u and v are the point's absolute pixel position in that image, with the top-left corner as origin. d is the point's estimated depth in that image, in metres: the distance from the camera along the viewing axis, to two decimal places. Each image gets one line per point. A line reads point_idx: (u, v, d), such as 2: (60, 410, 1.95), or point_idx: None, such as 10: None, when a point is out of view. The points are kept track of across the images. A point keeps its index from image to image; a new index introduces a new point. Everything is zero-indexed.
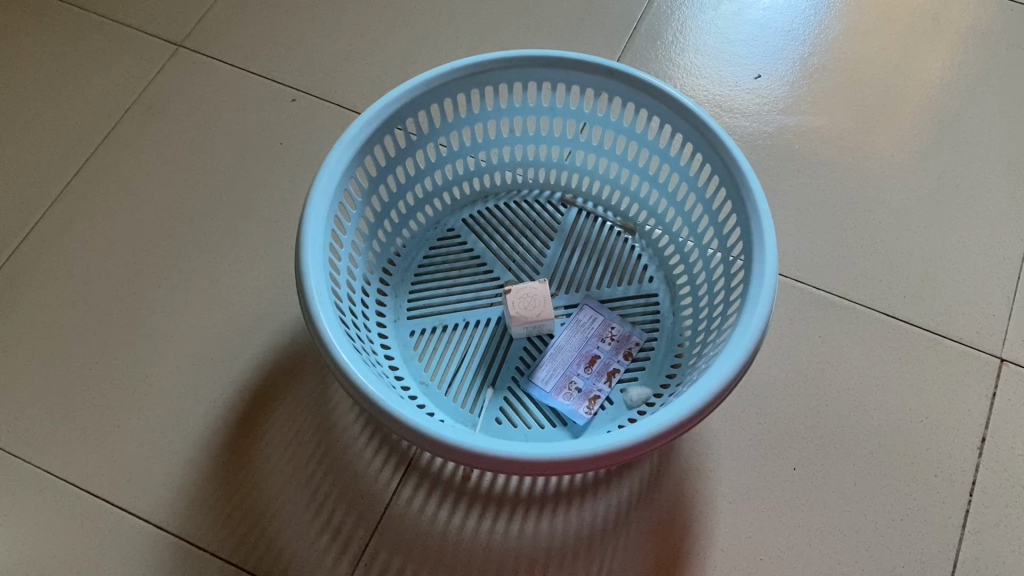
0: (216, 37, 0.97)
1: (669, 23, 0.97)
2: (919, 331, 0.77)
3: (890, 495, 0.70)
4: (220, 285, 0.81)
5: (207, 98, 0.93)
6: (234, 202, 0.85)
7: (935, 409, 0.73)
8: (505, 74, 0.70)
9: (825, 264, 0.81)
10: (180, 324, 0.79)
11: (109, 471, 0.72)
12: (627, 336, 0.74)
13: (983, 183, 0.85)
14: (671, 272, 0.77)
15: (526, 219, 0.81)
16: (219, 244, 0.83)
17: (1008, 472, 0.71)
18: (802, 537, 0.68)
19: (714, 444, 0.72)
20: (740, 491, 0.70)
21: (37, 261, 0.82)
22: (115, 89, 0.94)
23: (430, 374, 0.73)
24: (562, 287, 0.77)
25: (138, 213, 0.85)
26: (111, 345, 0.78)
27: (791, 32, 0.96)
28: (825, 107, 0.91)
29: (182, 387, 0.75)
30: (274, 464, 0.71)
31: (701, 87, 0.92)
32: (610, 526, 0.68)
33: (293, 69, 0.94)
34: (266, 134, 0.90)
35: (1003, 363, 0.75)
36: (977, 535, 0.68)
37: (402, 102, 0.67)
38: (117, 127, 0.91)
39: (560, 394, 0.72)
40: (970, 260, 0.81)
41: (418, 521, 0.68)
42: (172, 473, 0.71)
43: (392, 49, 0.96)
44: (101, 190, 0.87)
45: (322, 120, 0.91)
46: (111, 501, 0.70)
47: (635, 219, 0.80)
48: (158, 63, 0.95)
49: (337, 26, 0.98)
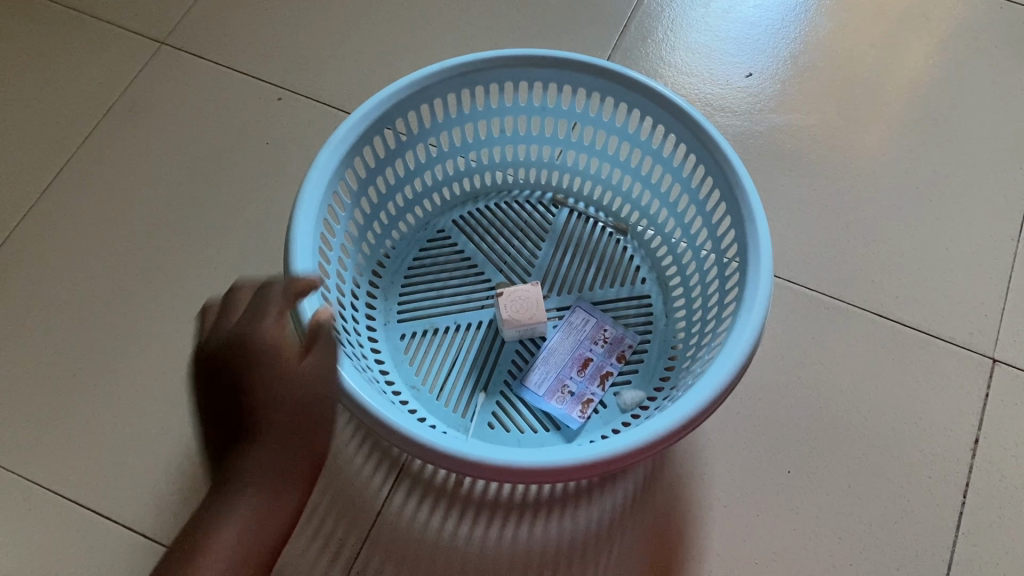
0: (200, 35, 0.95)
1: (659, 21, 0.96)
2: (912, 332, 0.76)
3: (884, 497, 0.70)
4: (206, 288, 0.79)
5: (190, 97, 0.91)
6: (220, 204, 0.84)
7: (929, 410, 0.73)
8: (496, 73, 0.70)
9: (818, 265, 0.80)
10: (166, 327, 0.77)
11: (95, 480, 0.70)
12: (619, 338, 0.74)
13: (974, 183, 0.85)
14: (664, 274, 0.77)
15: (517, 220, 0.80)
16: (203, 246, 0.81)
17: (1001, 473, 0.70)
18: (797, 540, 0.68)
19: (708, 448, 0.71)
20: (735, 495, 0.69)
21: (19, 264, 0.81)
22: (97, 87, 0.92)
23: (420, 379, 0.72)
24: (554, 288, 0.77)
25: (123, 216, 0.84)
26: (96, 352, 0.76)
27: (781, 30, 0.95)
28: (817, 105, 0.90)
29: (168, 393, 0.74)
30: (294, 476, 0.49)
31: (691, 85, 0.91)
32: (604, 530, 0.67)
33: (280, 67, 0.93)
34: (251, 135, 0.88)
35: (996, 363, 0.75)
36: (971, 537, 0.68)
37: (391, 102, 0.66)
38: (99, 127, 0.89)
39: (553, 397, 0.71)
40: (962, 260, 0.80)
41: (410, 528, 0.68)
42: (159, 482, 0.70)
43: (379, 47, 0.94)
44: (85, 193, 0.85)
45: (309, 119, 0.89)
46: (97, 512, 0.69)
47: (627, 219, 0.80)
48: (140, 61, 0.93)
49: (322, 23, 0.96)
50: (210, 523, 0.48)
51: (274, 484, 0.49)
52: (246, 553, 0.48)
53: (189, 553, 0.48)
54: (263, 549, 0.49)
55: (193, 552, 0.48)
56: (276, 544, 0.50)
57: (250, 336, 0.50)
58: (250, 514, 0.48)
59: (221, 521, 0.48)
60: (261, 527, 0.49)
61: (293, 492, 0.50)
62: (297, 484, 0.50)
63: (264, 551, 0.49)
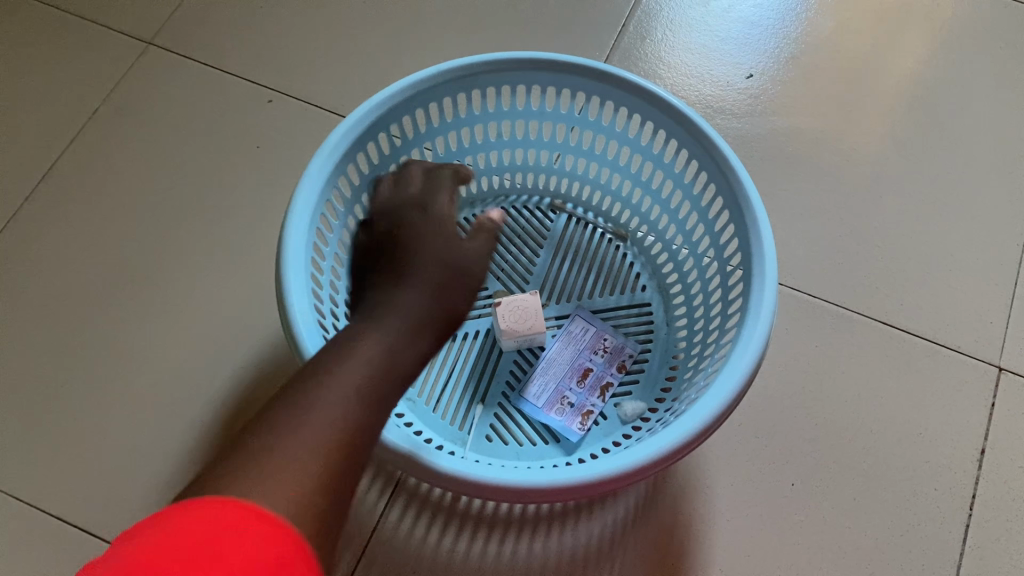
0: (188, 34, 0.93)
1: (658, 20, 0.94)
2: (917, 340, 0.75)
3: (890, 510, 0.68)
4: (196, 297, 0.77)
5: (179, 98, 0.89)
6: (210, 210, 0.82)
7: (934, 421, 0.72)
8: (493, 77, 0.68)
9: (821, 272, 0.79)
10: (155, 337, 0.75)
11: (83, 496, 0.68)
12: (619, 348, 0.72)
13: (979, 187, 0.83)
14: (664, 281, 0.75)
15: (514, 225, 0.78)
16: (193, 253, 0.79)
17: (1009, 485, 0.69)
18: (801, 554, 0.66)
19: (710, 461, 0.70)
20: (739, 509, 0.68)
21: (3, 272, 0.78)
22: (83, 89, 0.89)
23: (416, 391, 0.69)
24: (553, 296, 0.75)
25: (110, 222, 0.81)
26: (83, 363, 0.74)
27: (782, 29, 0.94)
28: (819, 107, 0.89)
29: (158, 406, 0.72)
30: (384, 368, 0.43)
31: (691, 87, 0.90)
32: (605, 546, 0.66)
33: (270, 68, 0.91)
34: (241, 138, 0.86)
35: (1002, 372, 0.74)
36: (979, 551, 0.67)
37: (385, 107, 0.64)
38: (84, 130, 0.87)
39: (552, 409, 0.69)
40: (967, 266, 0.79)
41: (407, 545, 0.66)
42: (149, 498, 0.68)
43: (372, 47, 0.92)
44: (71, 198, 0.83)
45: (300, 121, 0.87)
46: (85, 529, 0.67)
47: (627, 225, 0.78)
48: (127, 62, 0.91)
49: (314, 23, 0.94)
50: (317, 367, 0.41)
51: (405, 336, 0.46)
52: (322, 473, 0.36)
53: (238, 469, 0.34)
54: (335, 482, 0.36)
55: (258, 452, 0.35)
56: (361, 417, 0.39)
57: (429, 223, 0.56)
58: (336, 417, 0.38)
59: (391, 301, 0.49)
60: (334, 390, 0.39)
61: (417, 347, 0.47)
62: (429, 323, 0.48)
63: (332, 459, 0.36)
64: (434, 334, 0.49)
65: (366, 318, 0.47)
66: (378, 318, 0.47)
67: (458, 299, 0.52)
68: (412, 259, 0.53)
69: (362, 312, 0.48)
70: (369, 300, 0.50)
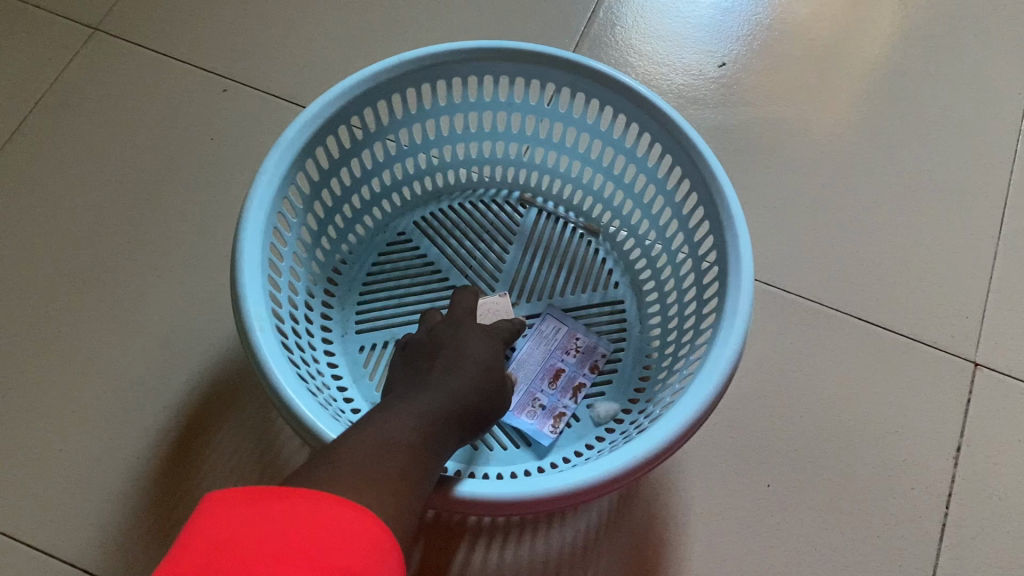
0: (137, 20, 0.89)
1: (628, 6, 0.91)
2: (891, 336, 0.74)
3: (867, 510, 0.67)
4: (149, 297, 0.73)
5: (128, 87, 0.85)
6: (161, 205, 0.78)
7: (910, 418, 0.71)
8: (459, 67, 0.64)
9: (795, 266, 0.77)
10: (104, 340, 0.71)
11: (29, 509, 0.65)
12: (592, 348, 0.70)
13: (953, 179, 0.82)
14: (637, 277, 0.73)
15: (482, 220, 0.76)
16: (144, 251, 0.76)
17: (985, 483, 0.68)
18: (779, 557, 0.65)
19: (685, 462, 0.68)
20: (714, 511, 0.66)
21: None
22: (25, 77, 0.85)
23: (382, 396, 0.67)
24: (523, 295, 0.72)
25: (55, 219, 0.77)
26: (28, 370, 0.70)
27: (754, 16, 0.92)
28: (793, 96, 0.87)
29: (108, 413, 0.68)
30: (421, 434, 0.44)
31: (663, 76, 0.87)
32: (578, 553, 0.64)
33: (225, 55, 0.87)
34: (195, 129, 0.82)
35: (978, 367, 0.73)
36: (956, 550, 0.66)
37: (345, 99, 0.61)
38: (27, 121, 0.82)
39: (523, 412, 0.67)
40: (943, 259, 0.78)
41: None
42: (99, 510, 0.65)
43: (333, 34, 0.89)
44: (12, 193, 0.78)
45: (257, 112, 0.83)
46: (31, 544, 0.64)
47: (599, 220, 0.76)
48: (72, 49, 0.87)
49: (271, 8, 0.90)
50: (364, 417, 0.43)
51: (448, 418, 0.47)
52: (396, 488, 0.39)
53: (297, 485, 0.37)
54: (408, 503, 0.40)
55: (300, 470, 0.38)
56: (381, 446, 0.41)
57: (481, 334, 0.56)
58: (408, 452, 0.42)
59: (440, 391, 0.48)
60: (389, 442, 0.42)
61: (454, 432, 0.47)
62: (467, 418, 0.49)
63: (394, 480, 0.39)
64: (466, 427, 0.49)
65: (412, 393, 0.48)
66: (425, 398, 0.47)
67: (496, 405, 0.52)
68: (465, 351, 0.53)
69: (407, 388, 0.49)
70: (421, 376, 0.50)
